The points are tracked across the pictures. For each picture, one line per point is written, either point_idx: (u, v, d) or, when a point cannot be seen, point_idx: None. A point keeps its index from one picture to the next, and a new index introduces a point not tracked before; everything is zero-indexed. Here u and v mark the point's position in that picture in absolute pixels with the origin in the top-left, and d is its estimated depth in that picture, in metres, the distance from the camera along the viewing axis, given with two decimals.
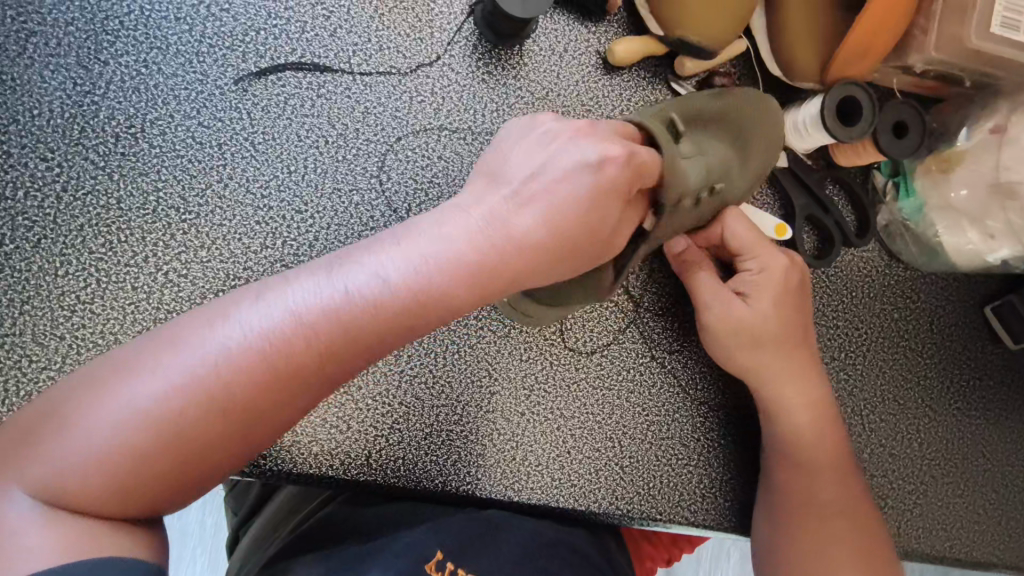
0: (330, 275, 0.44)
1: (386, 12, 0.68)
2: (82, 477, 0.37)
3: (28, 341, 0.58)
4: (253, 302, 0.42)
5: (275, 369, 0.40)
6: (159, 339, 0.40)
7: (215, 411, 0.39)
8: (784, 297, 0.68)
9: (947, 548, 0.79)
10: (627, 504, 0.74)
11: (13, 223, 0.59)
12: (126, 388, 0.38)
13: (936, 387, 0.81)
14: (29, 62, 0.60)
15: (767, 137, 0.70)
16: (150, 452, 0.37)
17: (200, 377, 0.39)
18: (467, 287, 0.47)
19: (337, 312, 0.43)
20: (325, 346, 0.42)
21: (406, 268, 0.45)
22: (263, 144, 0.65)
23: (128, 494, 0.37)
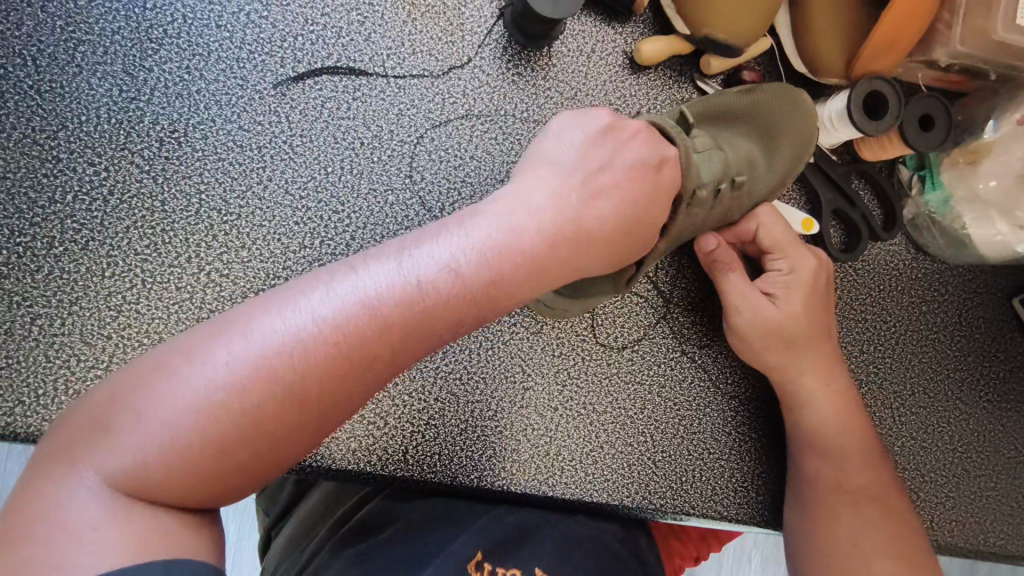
0: (394, 262, 0.44)
1: (419, 17, 0.70)
2: (158, 467, 0.37)
3: (77, 341, 0.60)
4: (321, 292, 0.42)
5: (345, 357, 0.41)
6: (231, 329, 0.41)
7: (288, 399, 0.40)
8: (812, 296, 0.69)
9: (981, 541, 0.79)
10: (660, 498, 0.74)
11: (63, 226, 0.61)
12: (201, 377, 0.39)
13: (966, 379, 0.81)
14: (77, 70, 0.62)
15: (798, 131, 0.70)
16: (227, 443, 0.38)
17: (274, 365, 0.39)
18: (519, 280, 0.48)
19: (403, 301, 0.43)
20: (391, 336, 0.43)
21: (466, 264, 0.46)
22: (301, 146, 0.66)
23: (201, 483, 0.38)
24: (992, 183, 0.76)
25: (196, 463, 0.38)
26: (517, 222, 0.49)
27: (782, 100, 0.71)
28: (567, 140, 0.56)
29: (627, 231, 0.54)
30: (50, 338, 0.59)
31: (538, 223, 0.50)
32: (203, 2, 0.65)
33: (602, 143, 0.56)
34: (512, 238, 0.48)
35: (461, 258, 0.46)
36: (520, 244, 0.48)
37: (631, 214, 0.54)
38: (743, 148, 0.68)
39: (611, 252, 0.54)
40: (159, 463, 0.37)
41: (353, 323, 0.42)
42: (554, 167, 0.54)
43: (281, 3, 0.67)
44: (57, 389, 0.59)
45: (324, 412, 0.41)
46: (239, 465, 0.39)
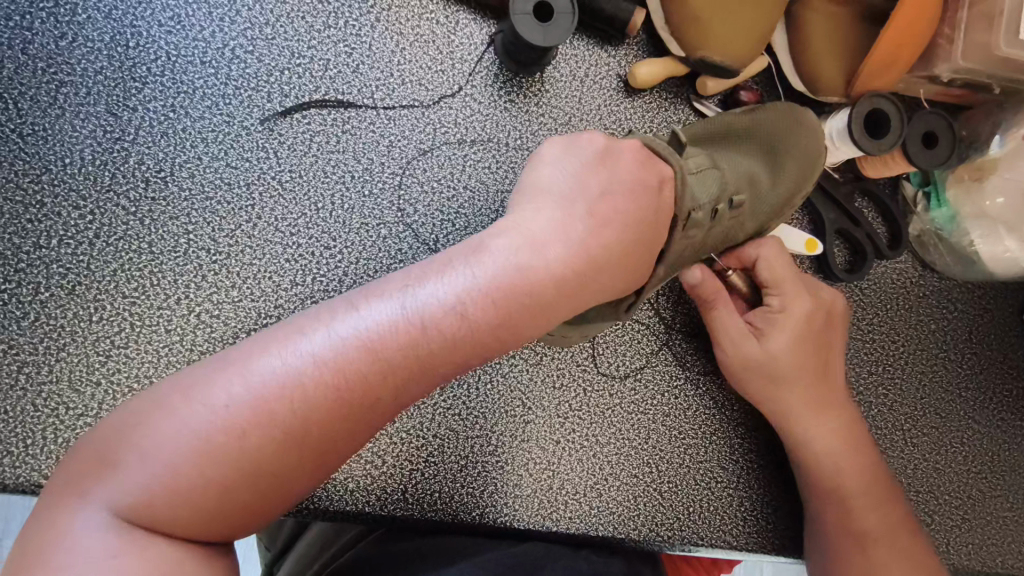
0: (395, 298, 0.42)
1: (407, 46, 0.68)
2: (160, 503, 0.36)
3: (65, 389, 0.59)
4: (322, 328, 0.40)
5: (347, 399, 0.40)
6: (234, 365, 0.39)
7: (288, 439, 0.38)
8: (801, 336, 0.66)
9: (999, 564, 0.76)
10: (668, 530, 0.72)
11: (48, 270, 0.60)
12: (199, 412, 0.37)
13: (979, 398, 0.79)
14: (60, 112, 0.61)
15: (804, 148, 0.67)
16: (227, 482, 0.37)
17: (272, 404, 0.38)
18: (531, 307, 0.45)
19: (405, 338, 0.41)
20: (392, 369, 0.41)
21: (474, 291, 0.43)
22: (290, 182, 0.65)
23: (201, 520, 0.37)
24: (1000, 200, 0.74)
25: (195, 501, 0.36)
26: (521, 246, 0.46)
27: (783, 119, 0.68)
28: (572, 157, 0.53)
29: (640, 248, 0.52)
30: (37, 388, 0.58)
31: (545, 247, 0.46)
32: (187, 38, 0.64)
33: (602, 162, 0.53)
34: (518, 269, 0.45)
35: (465, 289, 0.43)
36: (531, 267, 0.45)
37: (643, 232, 0.52)
38: (745, 166, 0.67)
39: (626, 272, 0.51)
40: (159, 500, 0.36)
41: (353, 360, 0.40)
42: (562, 185, 0.51)
43: (266, 37, 0.66)
44: (47, 439, 0.58)
45: (325, 455, 0.40)
46: (239, 507, 0.38)
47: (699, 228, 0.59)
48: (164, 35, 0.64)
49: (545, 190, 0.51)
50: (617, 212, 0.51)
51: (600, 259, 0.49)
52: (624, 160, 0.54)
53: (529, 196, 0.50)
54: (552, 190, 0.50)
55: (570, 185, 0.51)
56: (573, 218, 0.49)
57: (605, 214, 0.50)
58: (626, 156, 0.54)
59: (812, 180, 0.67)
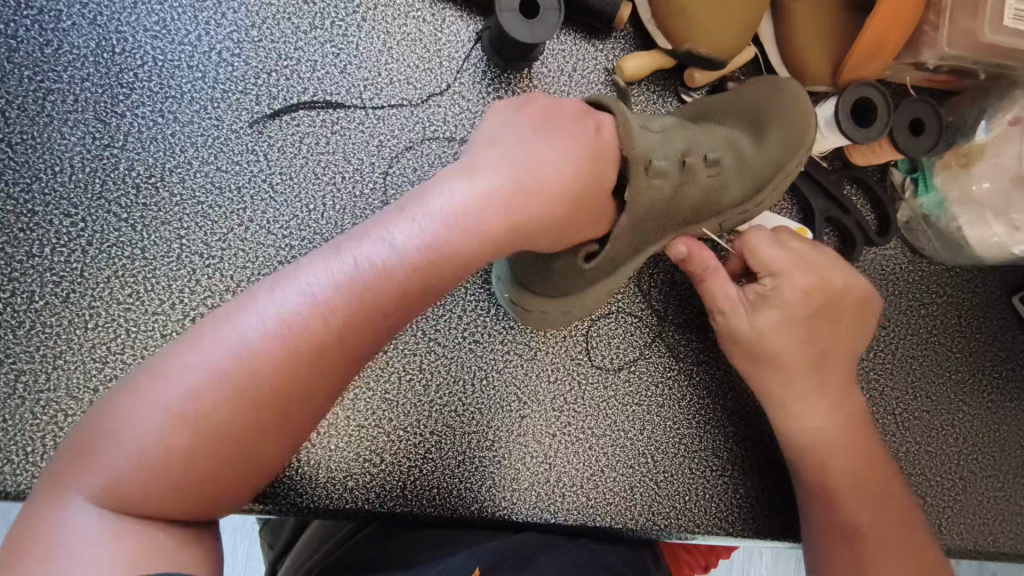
0: (340, 258, 0.43)
1: (395, 45, 0.68)
2: (130, 480, 0.38)
3: (63, 397, 0.59)
4: (270, 293, 0.42)
5: (297, 357, 0.40)
6: (190, 339, 0.40)
7: (242, 400, 0.39)
8: (807, 317, 0.65)
9: (991, 542, 0.78)
10: (664, 519, 0.73)
11: (42, 279, 0.60)
12: (158, 391, 0.39)
13: (968, 381, 0.80)
14: (48, 120, 0.61)
15: (788, 105, 0.66)
16: (188, 449, 0.38)
17: (224, 369, 0.39)
18: (477, 254, 0.46)
19: (351, 296, 0.42)
20: (342, 326, 0.42)
21: (417, 242, 0.44)
22: (281, 184, 0.65)
23: (172, 493, 0.38)
24: (986, 184, 0.75)
25: (166, 477, 0.38)
26: (463, 194, 0.47)
27: (759, 87, 0.69)
28: (513, 119, 0.55)
29: (587, 190, 0.52)
30: (35, 396, 0.59)
31: (487, 193, 0.47)
32: (173, 43, 0.64)
33: (542, 115, 0.55)
34: (461, 215, 0.46)
35: (410, 241, 0.44)
36: (473, 217, 0.46)
37: (587, 176, 0.52)
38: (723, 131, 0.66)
39: (572, 218, 0.52)
40: (128, 477, 0.38)
41: (300, 322, 0.41)
42: (503, 142, 0.51)
43: (253, 40, 0.65)
44: (47, 446, 0.58)
45: (285, 414, 0.41)
46: (209, 476, 0.39)
47: (663, 178, 0.58)
48: (150, 40, 0.64)
49: (485, 148, 0.51)
50: (559, 161, 0.51)
51: (546, 202, 0.50)
52: (562, 117, 0.55)
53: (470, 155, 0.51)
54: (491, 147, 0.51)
55: (508, 141, 0.52)
56: (512, 169, 0.49)
57: (544, 164, 0.51)
58: (565, 110, 0.56)
59: (806, 137, 0.64)
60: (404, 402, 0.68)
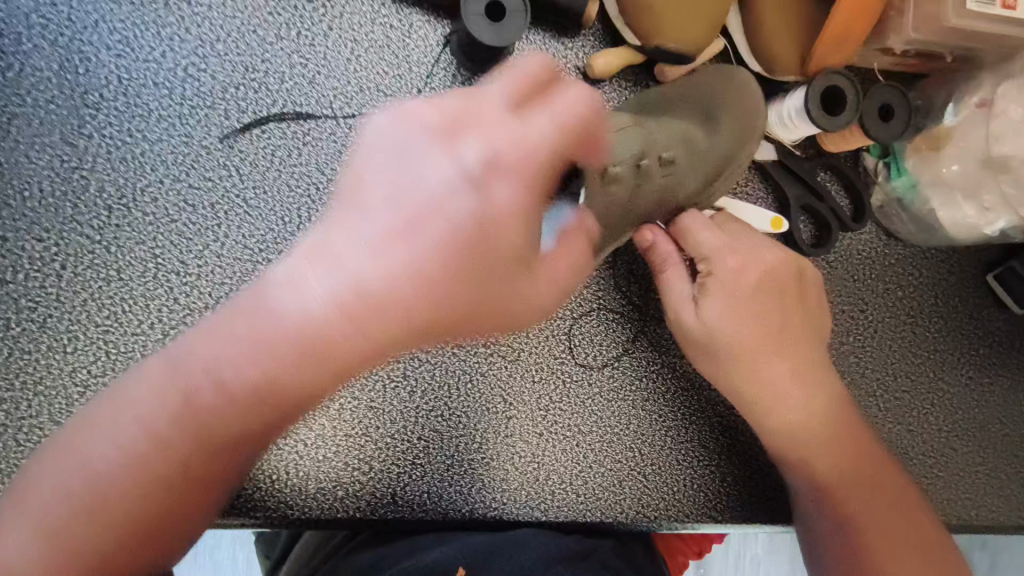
0: (245, 319, 0.41)
1: (363, 52, 0.68)
2: (66, 522, 0.40)
3: (46, 422, 0.59)
4: (183, 352, 0.42)
5: (216, 407, 0.41)
6: (113, 399, 0.43)
7: (167, 445, 0.41)
8: (747, 300, 0.65)
9: (973, 516, 0.80)
10: (654, 511, 0.74)
11: (18, 305, 0.60)
12: (92, 448, 0.42)
13: (947, 359, 0.81)
14: (14, 145, 0.61)
15: (740, 107, 0.69)
16: (114, 494, 0.41)
17: (163, 405, 0.41)
18: (446, 300, 0.43)
19: (262, 359, 0.41)
20: (253, 382, 0.41)
21: (312, 299, 0.40)
22: (255, 198, 0.65)
23: (102, 533, 0.40)
24: (956, 167, 0.74)
25: (100, 522, 0.40)
26: (370, 252, 0.42)
27: (715, 81, 0.70)
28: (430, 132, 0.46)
29: (535, 223, 0.47)
30: (18, 423, 0.59)
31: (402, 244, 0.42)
32: (138, 60, 0.63)
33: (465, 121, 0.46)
34: (368, 275, 0.41)
35: (312, 301, 0.40)
36: (379, 272, 0.41)
37: (527, 220, 0.46)
38: (679, 127, 0.69)
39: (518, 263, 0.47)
40: (60, 520, 0.40)
41: (248, 364, 0.40)
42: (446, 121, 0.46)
43: (219, 53, 0.65)
44: None
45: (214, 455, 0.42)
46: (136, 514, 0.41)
47: (617, 182, 0.65)
48: (113, 59, 0.63)
49: (435, 156, 0.45)
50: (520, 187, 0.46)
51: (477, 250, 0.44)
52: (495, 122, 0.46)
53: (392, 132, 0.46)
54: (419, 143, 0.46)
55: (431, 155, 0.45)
56: (466, 196, 0.44)
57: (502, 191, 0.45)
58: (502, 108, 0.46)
59: (753, 135, 0.68)
60: (390, 409, 0.69)
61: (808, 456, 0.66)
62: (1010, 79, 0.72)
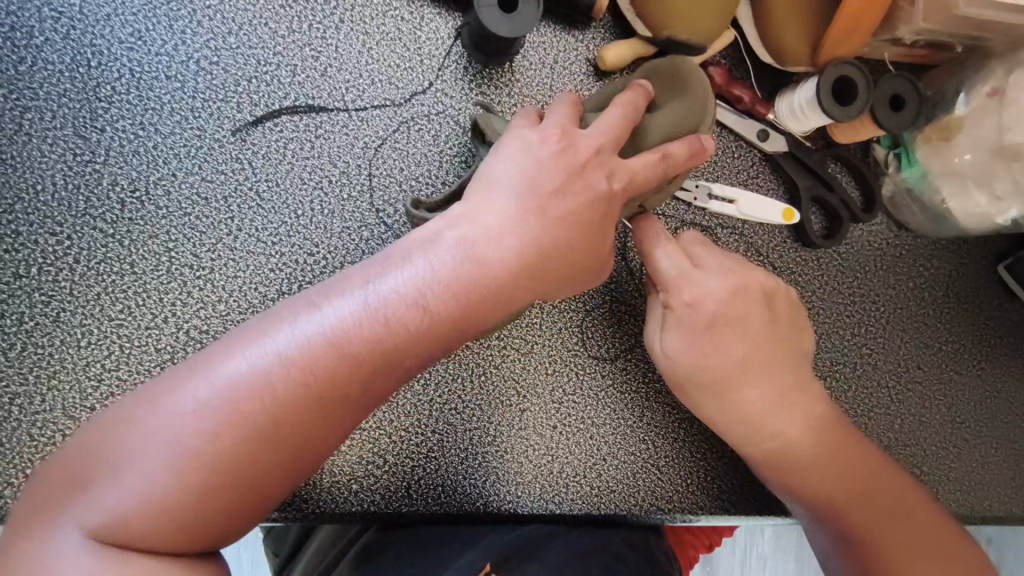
0: (293, 326, 0.47)
1: (374, 45, 0.68)
2: (133, 517, 0.42)
3: (60, 416, 0.59)
4: (236, 352, 0.46)
5: (286, 402, 0.45)
6: (152, 397, 0.45)
7: (238, 435, 0.44)
8: (721, 318, 0.63)
9: (986, 507, 0.80)
10: (669, 503, 0.74)
11: (31, 299, 0.59)
12: (161, 430, 0.44)
13: (958, 350, 0.81)
14: (27, 138, 0.61)
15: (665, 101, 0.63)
16: (189, 488, 0.43)
17: (241, 397, 0.45)
18: (534, 285, 0.54)
19: (322, 354, 0.46)
20: (321, 379, 0.46)
21: (365, 312, 0.48)
22: (268, 192, 0.64)
23: (172, 529, 0.43)
24: (967, 157, 0.74)
25: (168, 514, 0.42)
26: (429, 275, 0.50)
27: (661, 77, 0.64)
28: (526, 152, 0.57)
29: (574, 248, 0.55)
30: (31, 418, 0.58)
31: (455, 266, 0.51)
32: (150, 54, 0.63)
33: (542, 147, 0.57)
34: (424, 293, 0.50)
35: (365, 314, 0.48)
36: (432, 296, 0.50)
37: (567, 236, 0.55)
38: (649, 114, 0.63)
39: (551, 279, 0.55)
40: (131, 517, 0.42)
41: (319, 358, 0.46)
42: (573, 142, 0.57)
43: (231, 47, 0.65)
44: None
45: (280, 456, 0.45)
46: (217, 509, 0.44)
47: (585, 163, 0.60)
48: (126, 52, 0.63)
49: (497, 185, 0.55)
50: (569, 195, 0.55)
51: (512, 268, 0.52)
52: (575, 144, 0.57)
53: (543, 147, 0.57)
54: (565, 157, 0.56)
55: (503, 185, 0.55)
56: (523, 212, 0.54)
57: (555, 204, 0.55)
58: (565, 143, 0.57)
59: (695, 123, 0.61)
60: (404, 403, 0.68)
61: (803, 474, 0.64)
62: (1020, 68, 0.72)
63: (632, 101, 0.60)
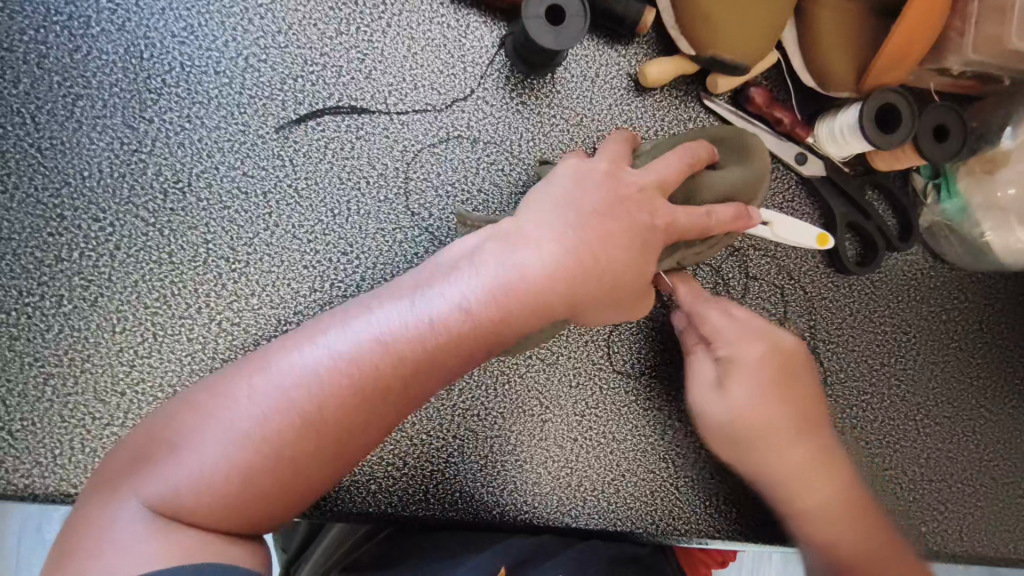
0: (350, 326, 0.48)
1: (419, 50, 0.68)
2: (190, 496, 0.43)
3: (91, 399, 0.60)
4: (296, 349, 0.47)
5: (342, 395, 0.46)
6: (217, 387, 0.47)
7: (296, 425, 0.45)
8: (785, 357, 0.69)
9: (1010, 549, 0.78)
10: (685, 523, 0.73)
11: (71, 283, 0.61)
12: (222, 419, 0.45)
13: (989, 388, 0.80)
14: (77, 125, 0.62)
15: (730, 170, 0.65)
16: (247, 473, 0.44)
17: (300, 390, 0.45)
18: (585, 300, 0.53)
19: (379, 353, 0.47)
20: (375, 376, 0.47)
21: (421, 316, 0.49)
22: (306, 190, 0.65)
23: (228, 510, 0.44)
24: (1011, 190, 0.74)
25: (224, 496, 0.44)
26: (485, 281, 0.51)
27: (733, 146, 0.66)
28: (581, 178, 0.57)
29: (625, 271, 0.55)
30: (64, 398, 0.60)
31: (510, 275, 0.51)
32: (201, 48, 0.64)
33: (595, 173, 0.58)
34: (479, 299, 0.50)
35: (421, 318, 0.49)
36: (487, 302, 0.50)
37: (619, 257, 0.54)
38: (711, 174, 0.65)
39: (602, 300, 0.54)
40: (188, 498, 0.43)
41: (368, 359, 0.47)
42: (622, 178, 0.57)
43: (279, 45, 0.66)
44: (75, 449, 0.59)
45: (337, 448, 0.46)
46: (264, 496, 0.44)
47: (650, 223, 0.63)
48: (177, 46, 0.64)
49: (544, 203, 0.55)
50: (616, 214, 0.55)
51: (567, 277, 0.52)
52: (626, 176, 0.58)
53: (593, 173, 0.58)
54: (610, 187, 0.57)
55: (558, 202, 0.55)
56: (570, 225, 0.54)
57: (603, 224, 0.54)
58: (616, 172, 0.58)
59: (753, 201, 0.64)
60: (427, 406, 0.69)
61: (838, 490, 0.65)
62: None
63: (692, 161, 0.60)
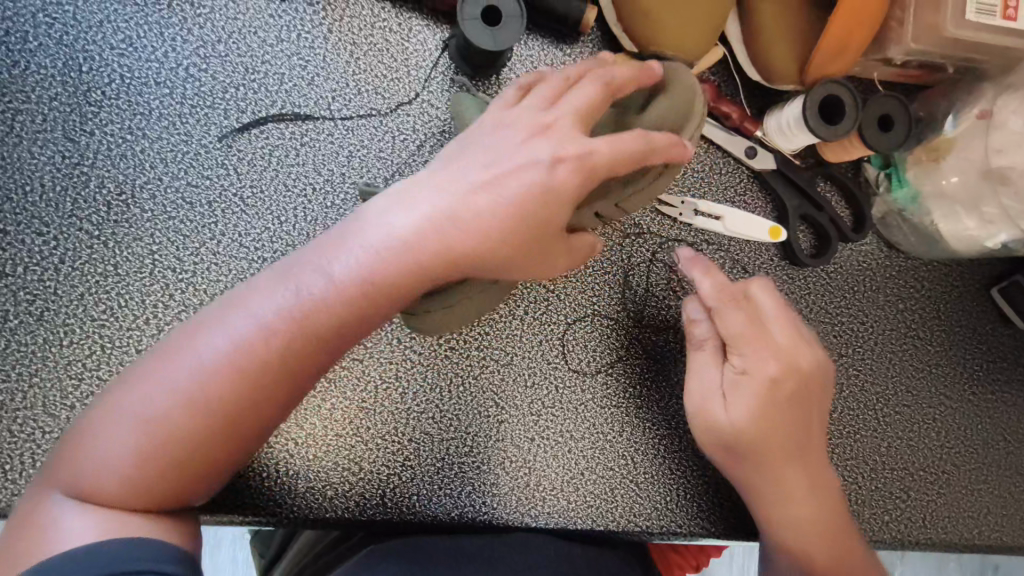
0: (239, 309, 0.48)
1: (362, 55, 0.69)
2: (101, 481, 0.45)
3: (40, 414, 0.60)
4: (190, 336, 0.48)
5: (233, 375, 0.46)
6: (123, 380, 0.48)
7: (188, 407, 0.46)
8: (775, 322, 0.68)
9: (975, 535, 0.79)
10: (647, 520, 0.74)
11: (16, 298, 0.61)
12: (123, 408, 0.46)
13: (949, 374, 0.80)
14: (17, 140, 0.62)
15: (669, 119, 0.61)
16: (147, 455, 0.45)
17: (192, 373, 0.46)
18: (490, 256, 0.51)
19: (269, 332, 0.47)
20: (264, 354, 0.47)
21: (319, 289, 0.49)
22: (252, 198, 0.65)
23: (138, 489, 0.45)
24: (955, 179, 0.74)
25: (132, 478, 0.45)
26: (384, 244, 0.50)
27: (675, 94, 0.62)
28: (495, 125, 0.54)
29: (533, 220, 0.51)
30: (12, 414, 0.59)
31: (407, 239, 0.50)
32: (141, 60, 0.65)
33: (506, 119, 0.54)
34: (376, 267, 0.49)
35: (312, 293, 0.48)
36: (384, 269, 0.49)
37: (526, 208, 0.51)
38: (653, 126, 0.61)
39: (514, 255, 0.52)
40: (102, 482, 0.45)
41: (258, 340, 0.47)
42: (539, 117, 0.54)
43: (220, 54, 0.66)
44: (24, 464, 0.59)
45: (235, 421, 0.47)
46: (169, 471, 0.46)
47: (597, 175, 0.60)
48: (117, 58, 0.64)
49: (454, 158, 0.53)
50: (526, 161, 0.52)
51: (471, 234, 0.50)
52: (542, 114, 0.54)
53: (507, 118, 0.55)
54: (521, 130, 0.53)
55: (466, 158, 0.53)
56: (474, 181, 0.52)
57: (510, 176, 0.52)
58: (530, 114, 0.55)
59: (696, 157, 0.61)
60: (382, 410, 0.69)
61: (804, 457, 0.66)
62: (1009, 91, 0.71)
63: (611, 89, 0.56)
